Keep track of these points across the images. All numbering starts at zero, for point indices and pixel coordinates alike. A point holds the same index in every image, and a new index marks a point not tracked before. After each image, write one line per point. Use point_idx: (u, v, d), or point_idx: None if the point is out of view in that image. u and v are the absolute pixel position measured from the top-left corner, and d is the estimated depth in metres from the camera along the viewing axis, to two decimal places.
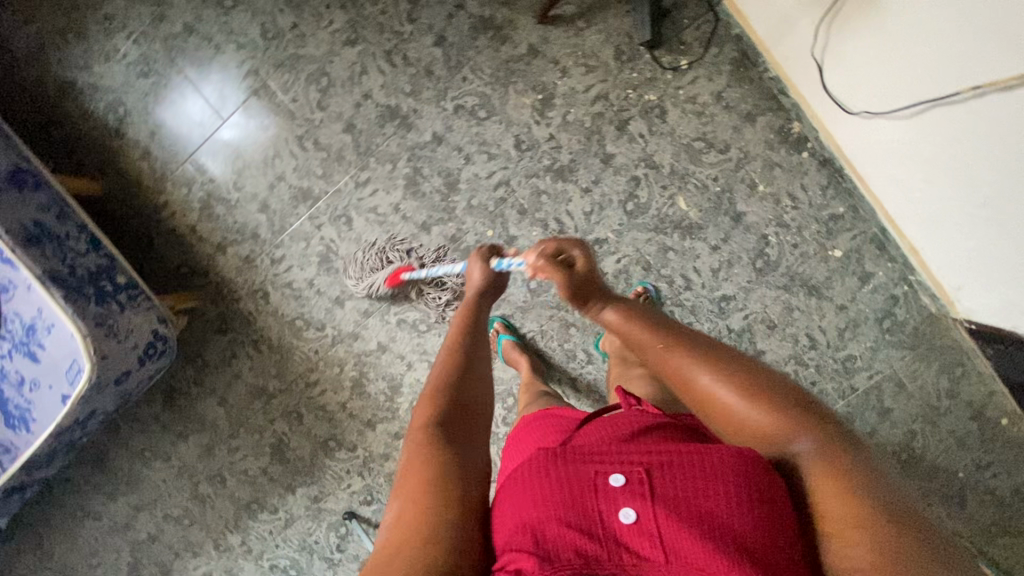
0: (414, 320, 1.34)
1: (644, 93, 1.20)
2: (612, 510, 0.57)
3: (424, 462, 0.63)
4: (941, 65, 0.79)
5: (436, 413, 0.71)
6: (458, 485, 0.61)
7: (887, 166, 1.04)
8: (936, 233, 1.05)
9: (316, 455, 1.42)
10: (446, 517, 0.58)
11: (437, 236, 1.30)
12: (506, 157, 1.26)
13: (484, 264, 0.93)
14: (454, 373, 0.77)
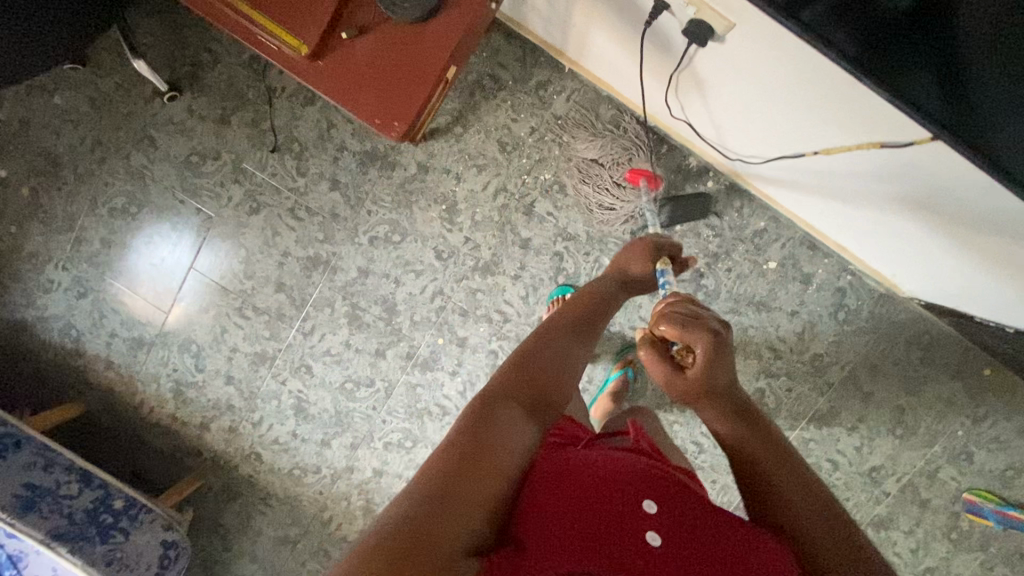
0: (398, 439, 1.38)
1: (539, 173, 1.22)
2: (641, 527, 0.58)
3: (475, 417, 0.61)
4: (798, 128, 0.82)
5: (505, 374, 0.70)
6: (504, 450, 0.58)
7: (785, 189, 1.08)
8: (872, 244, 1.07)
9: None
10: (463, 485, 0.53)
11: (393, 358, 1.34)
12: (432, 269, 1.28)
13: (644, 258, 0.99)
14: (553, 348, 0.78)
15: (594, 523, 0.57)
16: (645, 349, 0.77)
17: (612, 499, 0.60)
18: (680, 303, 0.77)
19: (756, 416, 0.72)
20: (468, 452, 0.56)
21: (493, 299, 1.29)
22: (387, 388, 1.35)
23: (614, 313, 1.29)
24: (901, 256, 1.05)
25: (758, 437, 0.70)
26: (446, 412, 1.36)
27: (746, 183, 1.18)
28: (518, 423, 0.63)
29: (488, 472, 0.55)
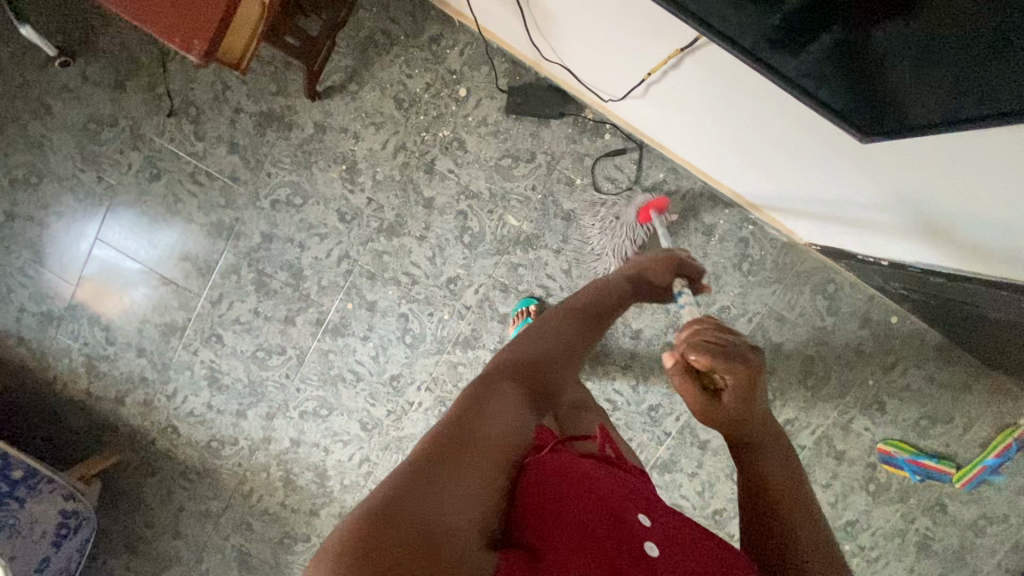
0: (314, 407, 1.37)
1: (437, 130, 1.21)
2: (645, 534, 0.54)
3: (475, 414, 0.57)
4: (633, 55, 0.83)
5: (501, 371, 0.67)
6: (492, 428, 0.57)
7: (664, 136, 1.07)
8: (812, 222, 1.04)
9: (277, 556, 1.46)
10: (461, 478, 0.49)
11: (303, 324, 1.33)
12: (336, 232, 1.27)
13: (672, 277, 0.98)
14: (543, 343, 0.74)
15: (603, 521, 0.53)
16: (680, 378, 0.68)
17: (609, 505, 0.55)
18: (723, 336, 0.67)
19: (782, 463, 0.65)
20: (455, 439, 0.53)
21: (400, 260, 1.28)
22: (299, 356, 1.34)
23: (522, 272, 1.26)
24: (840, 232, 1.00)
25: (780, 474, 0.64)
26: (360, 377, 1.34)
27: (635, 129, 1.17)
28: (506, 405, 0.61)
29: (479, 468, 0.51)
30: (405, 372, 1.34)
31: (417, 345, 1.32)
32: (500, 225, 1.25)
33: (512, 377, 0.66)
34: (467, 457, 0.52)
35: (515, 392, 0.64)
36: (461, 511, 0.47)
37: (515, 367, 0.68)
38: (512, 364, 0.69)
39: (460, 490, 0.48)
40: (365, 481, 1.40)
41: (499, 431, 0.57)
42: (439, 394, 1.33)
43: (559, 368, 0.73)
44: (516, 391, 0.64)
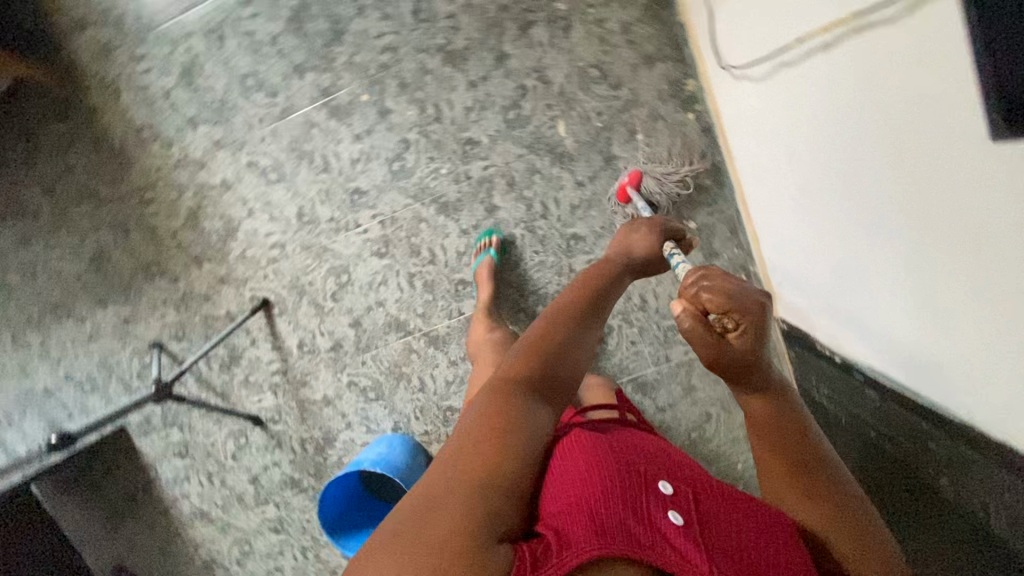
0: (266, 166, 1.27)
1: (555, 2, 1.16)
2: (663, 505, 0.57)
3: (484, 429, 0.57)
4: (786, 18, 0.75)
5: (518, 368, 0.65)
6: (527, 423, 0.59)
7: (745, 139, 1.03)
8: (795, 240, 0.98)
9: (135, 277, 1.35)
10: (488, 486, 0.52)
11: (310, 85, 1.23)
12: (401, 22, 1.20)
13: (654, 236, 0.92)
14: (554, 333, 0.70)
15: (618, 494, 0.56)
16: (688, 323, 0.67)
17: (635, 476, 0.61)
18: (731, 283, 0.67)
19: (800, 432, 0.72)
20: (491, 434, 0.56)
21: (438, 90, 1.20)
22: (285, 110, 1.24)
23: (536, 179, 1.22)
24: (810, 265, 0.95)
25: (790, 451, 0.71)
26: (327, 169, 1.26)
27: (719, 124, 1.14)
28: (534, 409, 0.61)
29: (501, 464, 0.54)
30: (370, 194, 1.27)
31: (398, 177, 1.25)
32: (548, 125, 1.19)
33: (539, 372, 0.65)
34: (501, 451, 0.55)
35: (534, 388, 0.64)
36: (476, 519, 0.48)
37: (532, 365, 0.66)
38: (530, 363, 0.66)
39: (488, 500, 0.51)
40: (265, 264, 1.32)
41: (537, 434, 0.59)
42: (388, 233, 1.28)
43: (574, 356, 0.70)
44: (536, 388, 0.64)
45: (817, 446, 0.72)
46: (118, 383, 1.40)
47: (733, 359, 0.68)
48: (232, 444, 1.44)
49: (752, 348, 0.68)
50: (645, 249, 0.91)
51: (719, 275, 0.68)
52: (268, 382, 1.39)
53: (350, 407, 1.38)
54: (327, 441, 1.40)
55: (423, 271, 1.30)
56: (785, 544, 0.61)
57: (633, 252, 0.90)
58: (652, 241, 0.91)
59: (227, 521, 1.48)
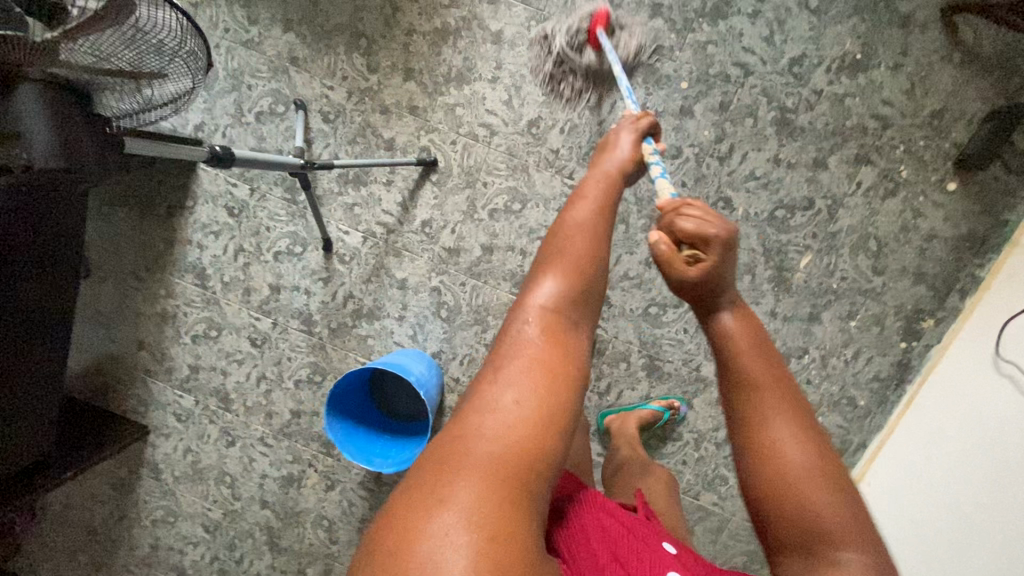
0: (545, 56, 1.13)
1: (904, 163, 1.08)
2: (668, 562, 0.53)
3: (525, 381, 0.50)
4: None
5: (543, 298, 0.56)
6: (557, 376, 0.52)
7: (954, 417, 1.01)
8: (937, 470, 1.00)
9: (336, 32, 1.17)
10: (520, 475, 0.45)
11: (649, 28, 1.10)
12: (774, 53, 1.07)
13: (632, 136, 0.76)
14: (593, 253, 0.59)
15: (626, 548, 0.53)
16: (661, 248, 0.60)
17: (637, 536, 0.56)
18: (705, 220, 0.59)
19: (735, 360, 0.56)
20: (525, 412, 0.48)
21: (745, 138, 1.10)
22: (608, 28, 1.10)
23: (743, 278, 1.16)
24: (944, 501, 0.98)
25: (789, 455, 0.52)
26: (592, 110, 1.13)
27: (923, 378, 1.11)
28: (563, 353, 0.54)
29: (536, 433, 0.48)
30: None
31: (642, 172, 1.14)
32: (796, 249, 1.13)
33: (558, 309, 0.56)
34: (533, 423, 0.48)
35: (569, 324, 0.56)
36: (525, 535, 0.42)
37: (569, 294, 0.56)
38: (564, 289, 0.56)
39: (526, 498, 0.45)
40: (461, 131, 1.18)
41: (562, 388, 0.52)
42: None
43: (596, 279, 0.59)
44: (569, 327, 0.56)
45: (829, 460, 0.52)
46: (234, 104, 1.22)
47: (710, 287, 0.58)
48: (283, 243, 1.29)
49: (724, 274, 0.58)
50: (620, 149, 0.73)
51: (694, 215, 0.60)
52: (366, 224, 1.25)
53: (416, 306, 1.28)
54: (369, 314, 1.29)
55: None
56: None
57: (611, 156, 0.72)
58: (630, 145, 0.74)
59: (216, 298, 1.33)
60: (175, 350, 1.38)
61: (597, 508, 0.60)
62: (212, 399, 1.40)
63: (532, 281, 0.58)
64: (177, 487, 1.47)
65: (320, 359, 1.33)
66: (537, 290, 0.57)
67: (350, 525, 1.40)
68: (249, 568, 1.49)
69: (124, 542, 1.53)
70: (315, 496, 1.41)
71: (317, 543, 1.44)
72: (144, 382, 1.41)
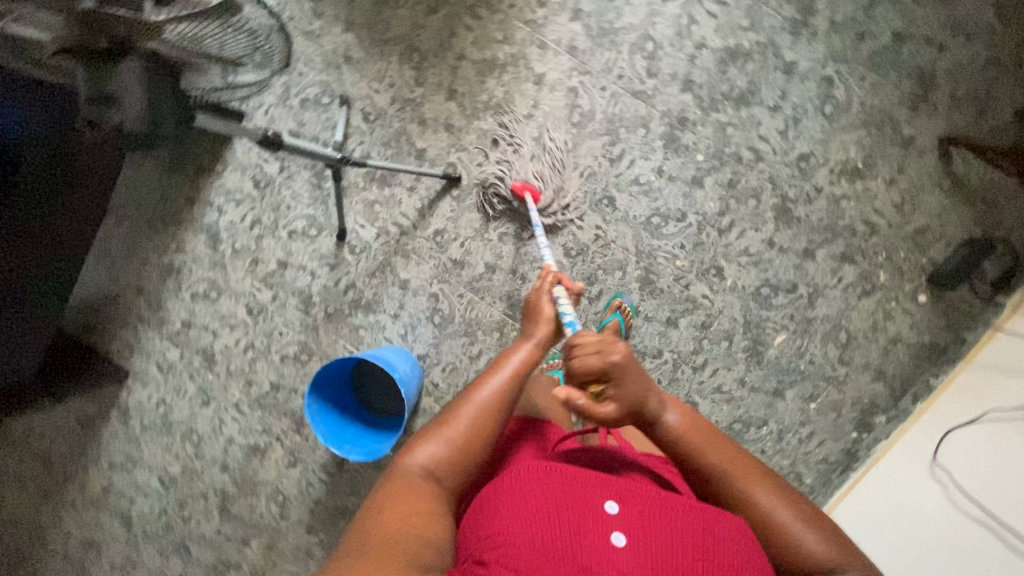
0: (579, 105, 1.22)
1: (884, 269, 1.17)
2: (606, 529, 0.63)
3: (406, 525, 0.67)
4: None
5: (423, 463, 0.73)
6: (432, 519, 0.69)
7: (890, 505, 1.08)
8: (867, 548, 1.07)
9: (393, 42, 1.25)
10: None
11: (678, 99, 1.18)
12: (785, 147, 1.16)
13: (548, 301, 0.95)
14: (473, 427, 0.77)
15: (557, 519, 0.64)
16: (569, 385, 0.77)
17: (577, 500, 0.67)
18: (601, 347, 0.77)
19: (676, 436, 0.78)
20: (404, 541, 0.64)
21: (745, 217, 1.19)
22: (642, 92, 1.19)
23: (720, 344, 1.23)
24: None
25: (735, 482, 0.74)
26: (613, 162, 1.22)
27: (869, 467, 1.18)
28: (438, 505, 0.71)
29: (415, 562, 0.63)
30: (615, 212, 1.24)
31: (647, 227, 1.22)
32: (773, 326, 1.21)
33: (433, 474, 0.73)
34: (411, 549, 0.64)
35: (440, 485, 0.73)
36: None
37: (444, 464, 0.74)
38: (440, 460, 0.74)
39: None
40: (488, 155, 1.26)
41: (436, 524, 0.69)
42: (589, 249, 1.25)
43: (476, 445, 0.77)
44: (443, 489, 0.73)
45: (758, 476, 0.74)
46: (283, 87, 1.29)
47: (631, 398, 0.77)
48: (299, 223, 1.34)
49: (635, 368, 0.77)
50: (541, 314, 0.93)
51: (590, 338, 0.78)
52: (382, 222, 1.32)
53: (412, 308, 1.33)
54: (366, 306, 1.35)
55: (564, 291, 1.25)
56: (742, 544, 0.65)
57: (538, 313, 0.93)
58: (546, 305, 0.94)
59: (223, 262, 1.38)
60: (172, 303, 1.42)
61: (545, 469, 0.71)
62: (196, 357, 1.43)
63: (414, 447, 0.75)
64: (142, 436, 1.49)
65: (309, 339, 1.38)
66: (416, 455, 0.74)
67: (305, 504, 1.43)
68: (195, 529, 1.50)
69: (77, 480, 1.54)
70: (275, 470, 1.44)
71: (267, 516, 1.46)
72: (135, 328, 1.45)
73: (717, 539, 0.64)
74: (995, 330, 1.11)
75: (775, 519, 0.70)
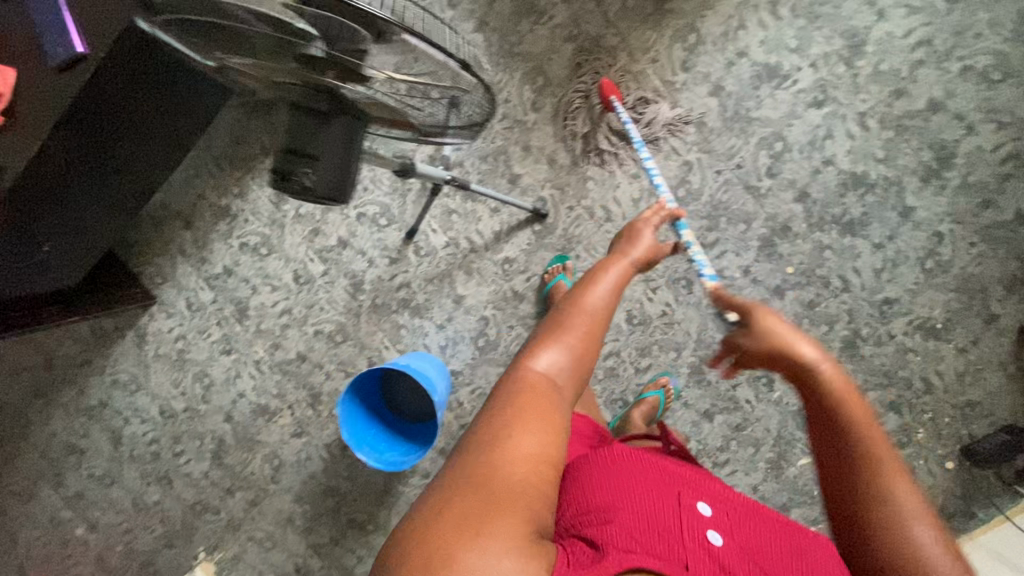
0: (688, 181, 1.18)
1: (925, 427, 1.19)
2: (703, 527, 0.57)
3: (519, 413, 0.58)
4: None
5: (552, 365, 0.64)
6: (552, 407, 0.60)
7: None
8: None
9: (521, 59, 1.19)
10: (510, 479, 0.53)
11: (787, 208, 1.16)
12: (874, 286, 1.16)
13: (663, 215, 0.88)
14: (594, 326, 0.68)
15: (649, 505, 0.58)
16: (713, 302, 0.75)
17: (671, 494, 0.61)
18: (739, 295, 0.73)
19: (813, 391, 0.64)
20: (517, 426, 0.57)
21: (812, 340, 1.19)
22: (754, 189, 1.16)
23: (747, 448, 1.25)
24: None
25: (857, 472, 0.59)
26: (704, 247, 1.20)
27: None
28: (559, 395, 0.62)
29: (531, 448, 0.56)
30: (688, 295, 1.23)
31: (715, 320, 1.22)
32: (802, 447, 1.24)
33: (552, 372, 0.63)
34: (522, 434, 0.56)
35: (555, 376, 0.63)
36: (517, 530, 0.50)
37: (564, 360, 0.65)
38: (558, 354, 0.64)
39: (520, 489, 0.53)
40: (581, 203, 1.22)
41: (555, 412, 0.60)
42: (652, 322, 1.24)
43: (592, 338, 0.67)
44: (564, 386, 0.63)
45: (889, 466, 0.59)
46: None
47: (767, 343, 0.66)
48: (371, 209, 1.31)
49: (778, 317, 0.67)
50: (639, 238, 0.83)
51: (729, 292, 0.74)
52: (454, 233, 1.29)
53: (459, 324, 1.31)
54: (415, 308, 1.33)
55: (618, 356, 1.27)
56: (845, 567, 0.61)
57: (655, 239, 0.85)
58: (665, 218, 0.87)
59: (282, 223, 1.34)
60: (218, 246, 1.37)
61: (617, 463, 0.66)
62: (228, 306, 1.40)
63: (541, 344, 0.65)
64: (154, 363, 1.47)
65: (348, 323, 1.36)
66: (536, 357, 0.64)
67: (300, 474, 1.45)
68: (183, 465, 1.51)
69: (75, 385, 1.52)
70: (279, 434, 1.44)
71: (259, 473, 1.47)
72: (173, 259, 1.40)
73: (807, 551, 0.61)
74: (1006, 517, 1.16)
75: (899, 517, 0.57)
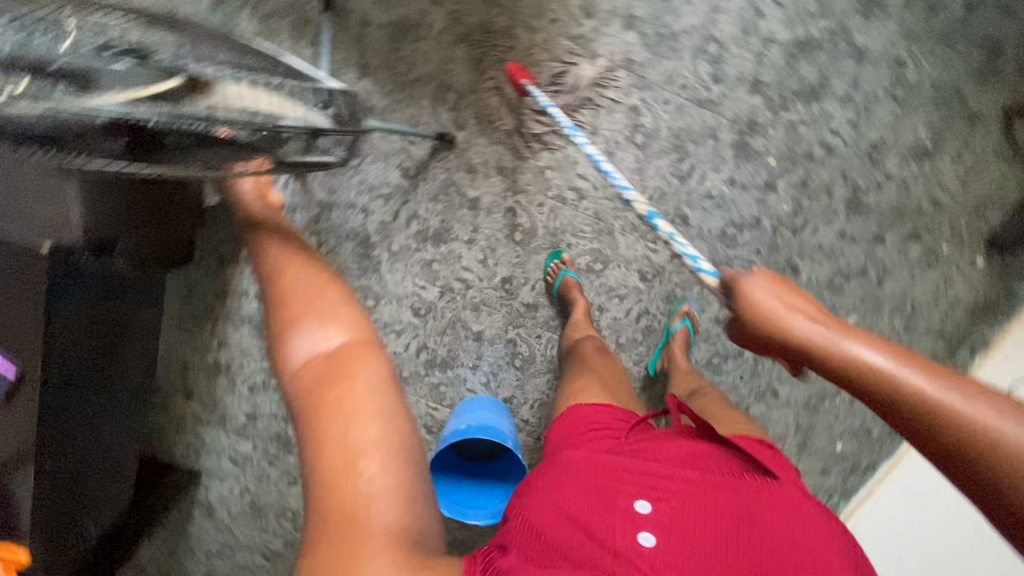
0: (642, 124, 1.11)
1: (958, 239, 1.17)
2: (637, 526, 0.55)
3: (325, 417, 0.56)
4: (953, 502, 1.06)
5: (329, 347, 0.61)
6: (355, 394, 0.57)
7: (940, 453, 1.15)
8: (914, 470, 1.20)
9: (428, 86, 1.12)
10: (356, 491, 0.53)
11: (745, 103, 1.11)
12: (855, 136, 1.13)
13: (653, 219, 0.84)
14: (330, 295, 0.66)
15: (583, 514, 0.56)
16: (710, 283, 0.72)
17: (606, 499, 0.58)
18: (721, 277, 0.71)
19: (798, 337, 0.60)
20: (337, 434, 0.55)
21: (819, 212, 1.16)
22: (707, 101, 1.11)
23: None
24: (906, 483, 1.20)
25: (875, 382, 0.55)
26: (682, 179, 1.13)
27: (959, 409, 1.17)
28: (361, 370, 0.60)
29: (359, 448, 0.54)
30: None
31: None
32: None
33: (335, 354, 0.61)
34: (349, 437, 0.55)
35: (337, 354, 0.61)
36: (382, 531, 0.51)
37: (339, 334, 0.62)
38: (329, 332, 0.62)
39: (377, 494, 0.52)
40: (549, 195, 1.19)
41: (367, 391, 0.58)
42: (663, 270, 1.23)
43: (342, 305, 0.65)
44: (361, 351, 0.62)
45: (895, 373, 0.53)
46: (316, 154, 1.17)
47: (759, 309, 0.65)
48: None
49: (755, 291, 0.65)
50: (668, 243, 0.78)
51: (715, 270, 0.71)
52: (443, 280, 1.21)
53: (490, 356, 1.24)
54: (442, 363, 1.24)
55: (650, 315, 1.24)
56: (822, 537, 0.55)
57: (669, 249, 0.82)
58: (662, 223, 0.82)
59: None
60: (229, 399, 1.33)
61: (568, 475, 0.62)
62: (271, 444, 1.37)
63: (298, 334, 0.62)
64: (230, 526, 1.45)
65: None
66: (309, 348, 0.62)
67: None
68: None
69: None
70: None
71: None
72: (194, 430, 1.35)
73: (759, 519, 0.55)
74: None
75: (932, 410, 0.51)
